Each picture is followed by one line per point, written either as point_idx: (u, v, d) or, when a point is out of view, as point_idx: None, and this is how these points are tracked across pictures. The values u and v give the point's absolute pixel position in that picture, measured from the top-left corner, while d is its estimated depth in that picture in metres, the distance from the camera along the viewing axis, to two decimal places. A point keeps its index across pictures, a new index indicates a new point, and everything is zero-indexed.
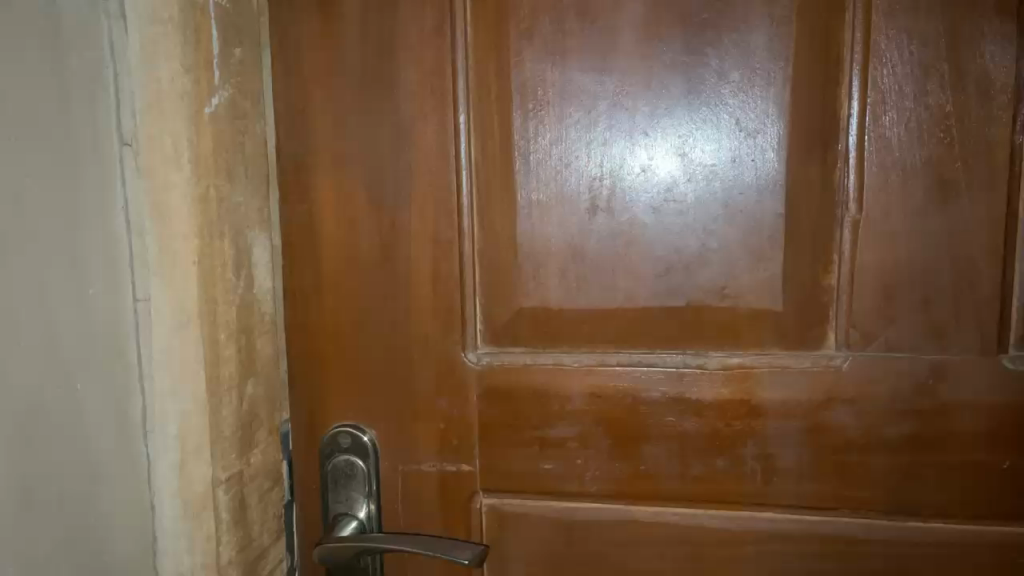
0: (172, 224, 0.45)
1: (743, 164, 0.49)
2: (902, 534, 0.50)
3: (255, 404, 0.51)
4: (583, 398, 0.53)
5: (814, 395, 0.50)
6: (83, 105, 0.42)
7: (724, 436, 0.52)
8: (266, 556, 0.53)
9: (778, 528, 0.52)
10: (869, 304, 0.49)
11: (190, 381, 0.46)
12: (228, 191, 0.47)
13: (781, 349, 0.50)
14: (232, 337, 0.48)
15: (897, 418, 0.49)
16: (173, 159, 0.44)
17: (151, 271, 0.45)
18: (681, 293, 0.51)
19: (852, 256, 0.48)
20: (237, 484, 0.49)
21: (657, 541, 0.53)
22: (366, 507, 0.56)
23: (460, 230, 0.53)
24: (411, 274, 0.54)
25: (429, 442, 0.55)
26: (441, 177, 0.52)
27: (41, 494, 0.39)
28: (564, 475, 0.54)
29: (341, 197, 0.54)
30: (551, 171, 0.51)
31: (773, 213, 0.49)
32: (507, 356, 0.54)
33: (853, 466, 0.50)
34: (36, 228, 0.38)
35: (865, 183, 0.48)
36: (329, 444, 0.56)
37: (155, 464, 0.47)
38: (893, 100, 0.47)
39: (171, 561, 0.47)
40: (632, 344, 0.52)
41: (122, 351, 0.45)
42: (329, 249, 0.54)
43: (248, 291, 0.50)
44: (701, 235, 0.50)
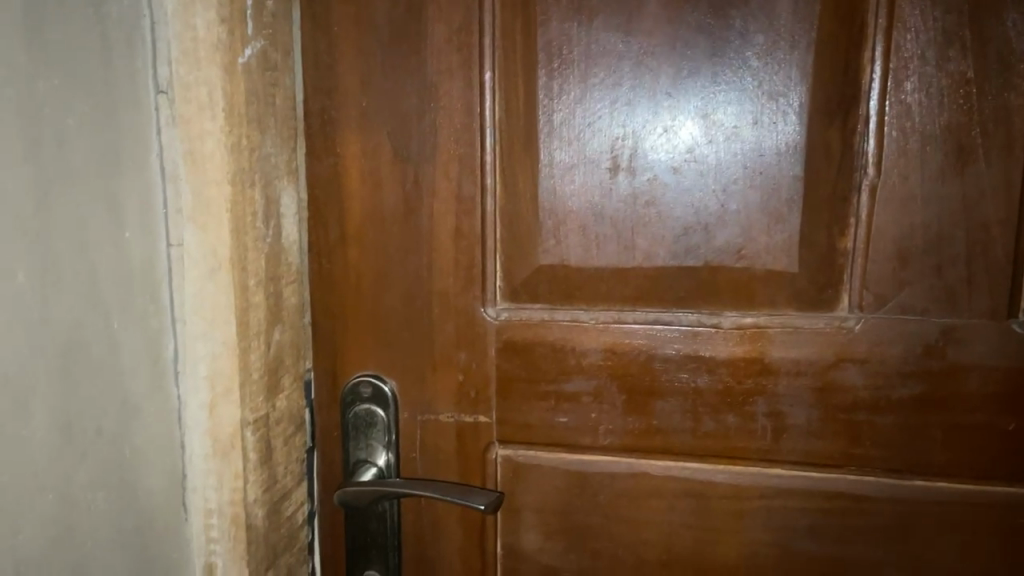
0: (206, 171, 0.46)
1: (764, 127, 0.49)
2: (905, 493, 0.52)
3: (281, 351, 0.53)
4: (599, 354, 0.54)
5: (825, 355, 0.51)
6: (123, 52, 0.43)
7: (735, 394, 0.53)
8: (289, 498, 0.55)
9: (785, 484, 0.53)
10: (884, 268, 0.50)
11: (222, 325, 0.47)
12: (259, 141, 0.49)
13: (795, 310, 0.51)
14: (261, 284, 0.50)
15: (907, 380, 0.50)
16: (207, 108, 0.45)
17: (184, 217, 0.47)
18: (698, 254, 0.52)
19: (868, 220, 0.49)
20: (263, 427, 0.51)
21: (667, 495, 0.55)
22: (385, 455, 0.58)
23: (482, 187, 0.54)
24: (434, 229, 0.55)
25: (448, 393, 0.57)
26: (465, 134, 0.53)
27: (81, 426, 0.40)
28: (578, 428, 0.55)
29: (367, 153, 0.55)
30: (573, 131, 0.52)
31: (791, 175, 0.50)
32: (526, 312, 0.55)
33: (861, 426, 0.52)
34: (78, 169, 0.40)
35: (884, 148, 0.48)
36: (350, 393, 0.58)
37: (186, 403, 0.49)
38: (915, 66, 0.47)
39: (200, 496, 0.50)
40: (648, 303, 0.53)
41: (155, 294, 0.46)
42: (354, 203, 0.55)
43: (276, 240, 0.51)
44: (719, 197, 0.51)
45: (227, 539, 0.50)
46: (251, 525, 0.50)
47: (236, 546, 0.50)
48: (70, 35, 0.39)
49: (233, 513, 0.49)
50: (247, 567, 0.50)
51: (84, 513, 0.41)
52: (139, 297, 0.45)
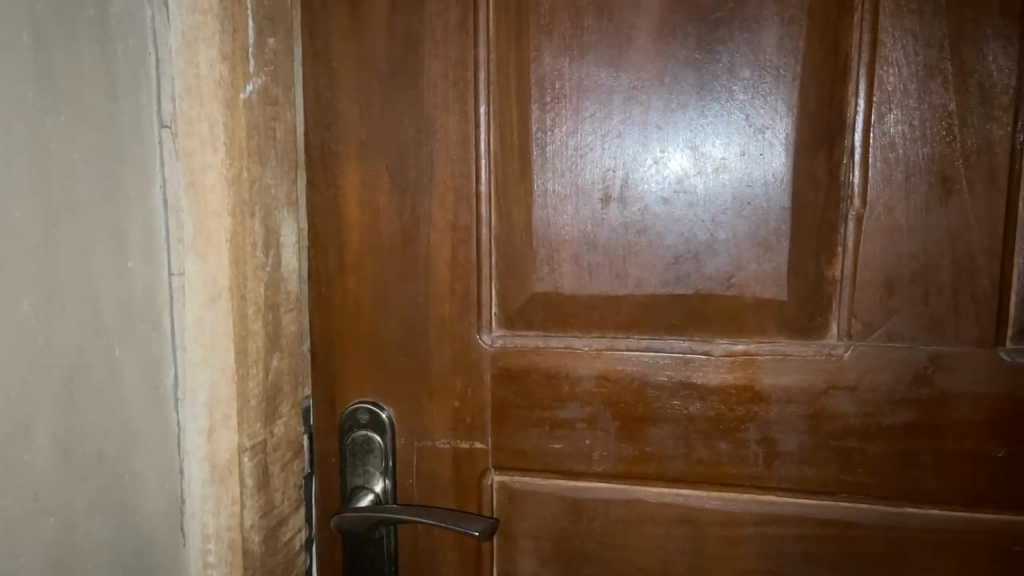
0: (208, 202, 0.47)
1: (752, 158, 0.51)
2: (898, 520, 0.52)
3: (280, 377, 0.54)
4: (593, 381, 0.55)
5: (815, 382, 0.52)
6: (128, 88, 0.45)
7: (727, 421, 0.53)
8: (286, 523, 0.56)
9: (777, 510, 0.53)
10: (872, 296, 0.50)
11: (221, 352, 0.48)
12: (260, 173, 0.50)
13: (785, 337, 0.52)
14: (260, 312, 0.51)
15: (897, 406, 0.51)
16: (209, 141, 0.47)
17: (186, 247, 0.48)
18: (689, 282, 0.53)
19: (856, 249, 0.50)
20: (261, 452, 0.52)
21: (661, 521, 0.55)
22: (382, 482, 0.58)
23: (478, 217, 0.55)
24: (430, 258, 0.56)
25: (444, 420, 0.58)
26: (462, 165, 0.55)
27: (81, 452, 0.41)
28: (572, 454, 0.56)
29: (365, 184, 0.56)
30: (566, 161, 0.53)
31: (779, 206, 0.51)
32: (520, 339, 0.56)
33: (852, 452, 0.52)
34: (83, 201, 0.41)
35: (869, 178, 0.49)
36: (348, 419, 0.59)
37: (186, 429, 0.50)
38: (897, 99, 0.48)
39: (198, 520, 0.50)
40: (640, 330, 0.54)
41: (156, 322, 0.47)
42: (352, 232, 0.57)
43: (276, 269, 0.53)
44: (709, 226, 0.52)
45: (224, 564, 0.50)
46: (247, 549, 0.51)
47: (232, 571, 0.50)
48: (78, 72, 0.41)
49: (230, 537, 0.50)
50: None
51: (83, 537, 0.42)
52: (140, 325, 0.46)
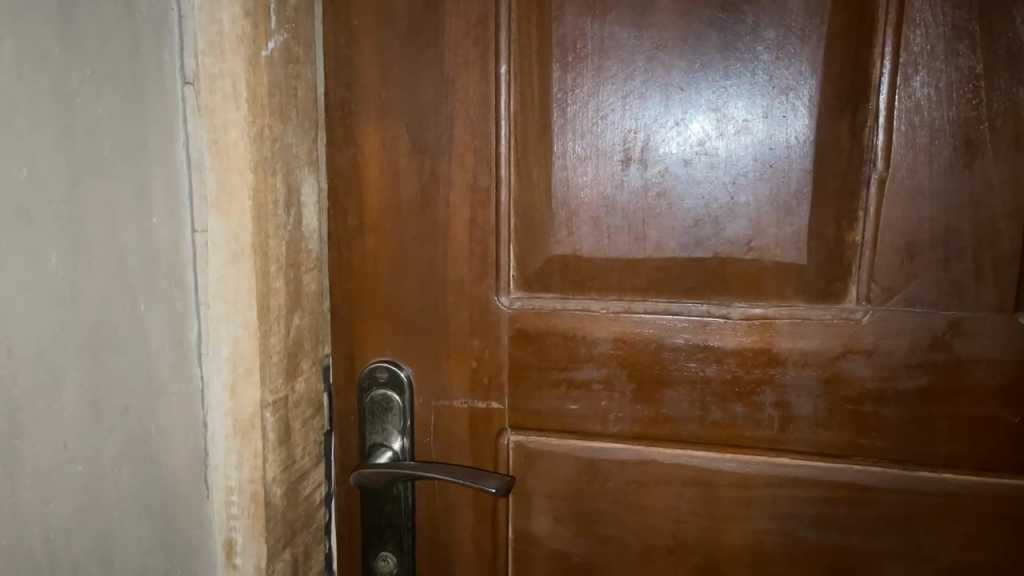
0: (230, 160, 0.48)
1: (774, 121, 0.50)
2: (911, 484, 0.52)
3: (300, 335, 0.54)
4: (610, 343, 0.55)
5: (831, 346, 0.52)
6: (151, 44, 0.45)
7: (743, 384, 0.54)
8: (306, 478, 0.57)
9: (791, 472, 0.54)
10: (891, 261, 0.50)
11: (243, 309, 0.49)
12: (281, 131, 0.50)
13: (803, 301, 0.52)
14: (281, 270, 0.51)
15: (914, 371, 0.51)
16: (231, 99, 0.47)
17: (208, 204, 0.48)
18: (708, 246, 0.53)
19: (877, 213, 0.50)
20: (282, 408, 0.53)
21: (675, 482, 0.56)
22: (400, 440, 0.59)
23: (498, 179, 0.55)
24: (449, 219, 0.56)
25: (461, 380, 0.58)
26: (481, 126, 0.54)
27: (108, 403, 0.42)
28: (588, 415, 0.57)
29: (385, 144, 0.56)
30: (587, 123, 0.53)
31: (800, 169, 0.50)
32: (538, 301, 0.56)
33: (868, 417, 0.52)
34: (108, 156, 0.42)
35: (893, 142, 0.49)
36: (367, 378, 0.59)
37: (209, 384, 0.50)
38: (924, 61, 0.48)
39: (221, 473, 0.51)
40: (658, 293, 0.54)
41: (180, 278, 0.48)
42: (372, 192, 0.57)
43: (296, 227, 0.53)
44: (730, 189, 0.52)
45: (246, 516, 0.51)
46: (269, 502, 0.52)
47: (255, 523, 0.51)
48: (102, 27, 0.41)
49: (253, 490, 0.51)
50: (266, 544, 0.52)
51: (111, 486, 0.43)
52: (164, 281, 0.46)
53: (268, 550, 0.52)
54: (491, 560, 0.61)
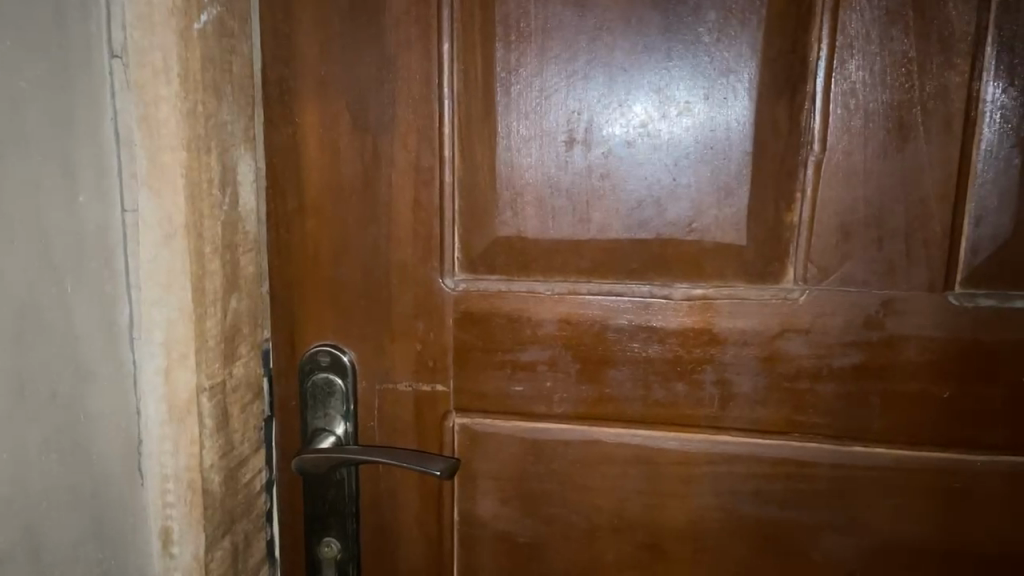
0: (162, 137, 0.46)
1: (715, 103, 0.51)
2: (846, 458, 0.54)
3: (238, 318, 0.53)
4: (555, 324, 0.55)
5: (770, 326, 0.53)
6: (77, 14, 0.43)
7: (685, 363, 0.54)
8: (246, 465, 0.55)
9: (731, 450, 0.55)
10: (828, 241, 0.51)
11: (178, 290, 0.47)
12: (216, 108, 0.49)
13: (743, 282, 0.53)
14: (217, 252, 0.50)
15: (848, 349, 0.52)
16: (162, 72, 0.45)
17: (139, 182, 0.46)
18: (651, 227, 0.53)
19: (814, 195, 0.51)
20: (220, 393, 0.51)
21: (619, 461, 0.57)
22: (343, 425, 0.59)
23: (441, 159, 0.54)
24: (391, 200, 0.55)
25: (406, 363, 0.58)
26: (424, 105, 0.54)
27: (33, 389, 0.40)
28: (533, 396, 0.57)
29: (325, 123, 0.55)
30: (532, 103, 0.53)
31: (741, 150, 0.51)
32: (482, 283, 0.56)
33: (805, 394, 0.53)
34: (30, 132, 0.40)
35: (829, 125, 0.50)
36: (309, 362, 0.58)
37: (142, 371, 0.48)
38: (859, 45, 0.48)
39: (156, 461, 0.49)
40: (602, 274, 0.54)
41: (110, 259, 0.46)
42: (312, 172, 0.56)
43: (233, 207, 0.51)
44: (672, 171, 0.52)
45: (183, 503, 0.50)
46: (207, 489, 0.50)
47: (193, 511, 0.50)
48: None
49: (190, 478, 0.49)
50: (205, 532, 0.50)
51: (37, 474, 0.41)
52: (92, 262, 0.44)
53: (206, 539, 0.51)
54: (438, 542, 0.61)
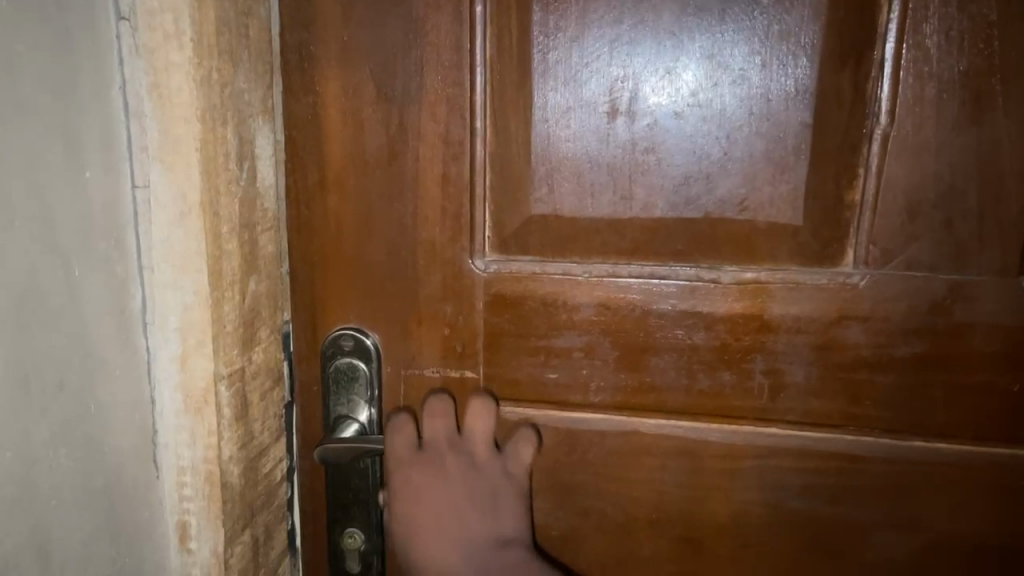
0: (173, 107, 0.42)
1: (772, 70, 0.47)
2: (903, 453, 0.50)
3: (257, 301, 0.49)
4: (592, 308, 0.52)
5: (826, 312, 0.49)
6: None
7: (732, 350, 0.51)
8: (266, 454, 0.53)
9: (780, 443, 0.52)
10: (892, 222, 0.47)
11: (193, 272, 0.44)
12: (232, 76, 0.45)
13: (798, 265, 0.49)
14: (234, 232, 0.46)
15: (910, 338, 0.49)
16: (174, 37, 0.41)
17: (151, 156, 0.43)
18: (699, 205, 0.49)
19: (879, 171, 0.47)
20: (238, 380, 0.48)
21: (659, 453, 0.54)
22: (367, 411, 0.56)
23: (473, 130, 0.50)
24: (418, 175, 0.52)
25: (433, 347, 0.55)
26: (455, 73, 0.50)
27: (39, 380, 0.38)
28: (568, 384, 0.54)
29: (348, 92, 0.51)
30: (571, 70, 0.49)
31: (799, 122, 0.47)
32: (515, 264, 0.52)
33: (861, 385, 0.50)
34: (31, 103, 0.36)
35: (899, 95, 0.46)
36: (331, 346, 0.55)
37: (156, 358, 0.46)
38: (936, 6, 0.44)
39: (170, 453, 0.47)
40: (644, 256, 0.51)
41: (120, 239, 0.43)
42: (334, 145, 0.52)
43: (250, 182, 0.48)
44: (723, 144, 0.48)
45: (201, 497, 0.47)
46: (226, 483, 0.47)
47: (211, 505, 0.47)
48: None
49: (207, 470, 0.47)
50: (224, 527, 0.48)
51: (45, 472, 0.38)
52: (101, 243, 0.41)
53: (225, 534, 0.48)
54: None
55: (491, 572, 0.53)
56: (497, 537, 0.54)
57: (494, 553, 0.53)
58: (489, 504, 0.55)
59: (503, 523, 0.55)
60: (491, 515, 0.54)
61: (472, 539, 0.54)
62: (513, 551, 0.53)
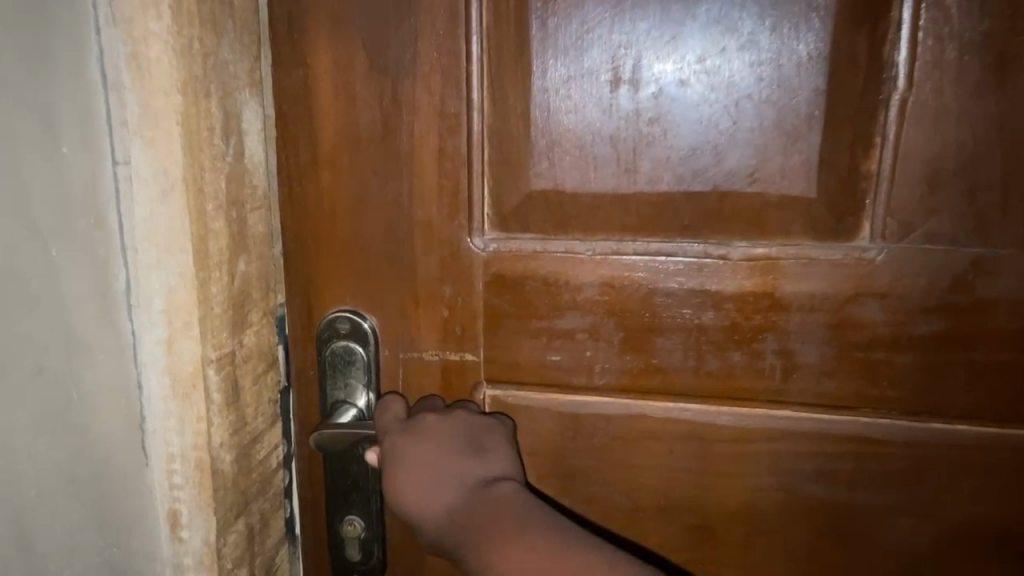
0: (153, 80, 0.40)
1: (784, 34, 0.44)
2: (922, 436, 0.48)
3: (247, 283, 0.48)
4: (596, 288, 0.50)
5: (840, 290, 0.47)
6: None
7: (742, 330, 0.49)
8: (260, 441, 0.51)
9: (792, 426, 0.50)
10: (910, 193, 0.45)
11: (178, 251, 0.42)
12: (216, 47, 0.43)
13: (810, 240, 0.47)
14: (221, 210, 0.44)
15: (929, 315, 0.46)
16: (152, 5, 0.39)
17: (130, 131, 0.41)
18: (706, 178, 0.47)
19: (896, 140, 0.44)
20: (228, 364, 0.46)
21: (667, 437, 0.52)
22: (366, 396, 0.54)
23: (470, 103, 0.48)
24: (414, 151, 0.50)
25: (432, 329, 0.53)
26: (450, 42, 0.48)
27: (14, 368, 0.37)
28: (572, 367, 0.52)
29: (339, 65, 0.49)
30: (571, 38, 0.46)
31: (811, 89, 0.45)
32: (516, 243, 0.50)
33: (877, 365, 0.48)
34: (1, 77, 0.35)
35: (917, 59, 0.43)
36: (327, 329, 0.53)
37: (140, 341, 0.44)
38: None
39: (159, 440, 0.45)
40: (650, 232, 0.49)
41: (101, 218, 0.41)
42: (326, 120, 0.50)
43: (238, 159, 0.46)
44: (732, 113, 0.46)
45: (192, 486, 0.45)
46: (217, 470, 0.45)
47: (202, 494, 0.45)
48: None
49: (197, 458, 0.45)
50: (216, 516, 0.46)
51: (22, 459, 0.38)
52: (80, 222, 0.40)
53: (217, 523, 0.46)
54: None
55: (480, 510, 0.43)
56: (484, 479, 0.46)
57: (479, 489, 0.45)
58: (477, 451, 0.47)
59: (493, 466, 0.47)
60: (478, 459, 0.47)
61: (456, 474, 0.46)
62: (501, 485, 0.45)
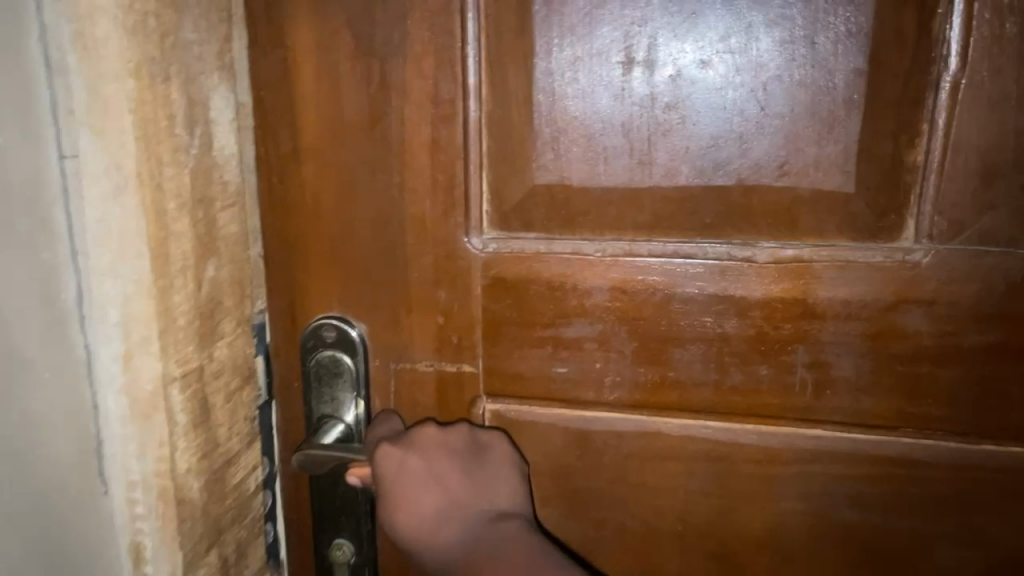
0: (101, 62, 0.35)
1: (819, 7, 0.39)
2: (971, 458, 0.43)
3: (217, 289, 0.43)
4: (606, 293, 0.45)
5: (881, 295, 0.42)
6: None
7: (769, 340, 0.44)
8: (236, 462, 0.46)
9: (824, 447, 0.45)
10: (961, 188, 0.40)
11: (134, 256, 0.38)
12: (176, 25, 0.38)
13: (848, 240, 0.42)
14: (184, 209, 0.40)
15: (980, 325, 0.41)
16: None
17: (78, 120, 0.36)
18: (729, 171, 0.42)
19: (947, 127, 0.39)
20: (195, 381, 0.42)
21: (685, 457, 0.47)
22: (355, 410, 0.50)
23: (465, 87, 0.43)
24: (405, 141, 0.45)
25: (425, 338, 0.48)
26: (443, 20, 0.43)
27: None
28: (579, 380, 0.47)
29: (321, 46, 0.44)
30: (578, 13, 0.41)
31: (850, 70, 0.39)
32: (517, 243, 0.45)
33: (921, 380, 0.43)
34: None
35: (973, 35, 0.38)
36: (311, 337, 0.49)
37: (96, 356, 0.39)
38: None
39: (118, 466, 0.41)
40: (667, 231, 0.44)
41: (47, 220, 0.36)
42: (307, 107, 0.45)
43: (205, 151, 0.41)
44: (759, 98, 0.41)
45: (155, 517, 0.41)
46: (183, 498, 0.41)
47: (166, 526, 0.41)
48: None
49: (160, 486, 0.41)
50: (182, 550, 0.42)
51: None
52: (21, 224, 0.35)
53: (184, 557, 0.42)
54: None
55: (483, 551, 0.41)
56: (490, 514, 0.43)
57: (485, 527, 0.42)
58: (481, 480, 0.44)
59: (499, 497, 0.44)
60: (483, 490, 0.44)
61: (461, 509, 0.43)
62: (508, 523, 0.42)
